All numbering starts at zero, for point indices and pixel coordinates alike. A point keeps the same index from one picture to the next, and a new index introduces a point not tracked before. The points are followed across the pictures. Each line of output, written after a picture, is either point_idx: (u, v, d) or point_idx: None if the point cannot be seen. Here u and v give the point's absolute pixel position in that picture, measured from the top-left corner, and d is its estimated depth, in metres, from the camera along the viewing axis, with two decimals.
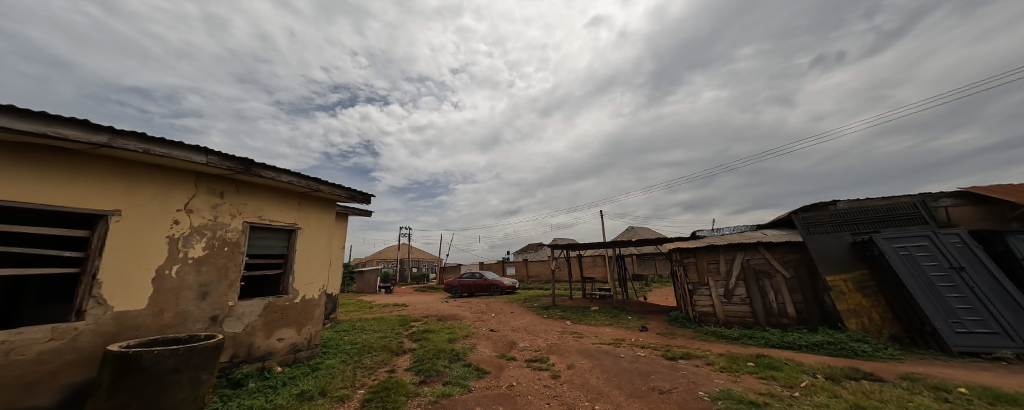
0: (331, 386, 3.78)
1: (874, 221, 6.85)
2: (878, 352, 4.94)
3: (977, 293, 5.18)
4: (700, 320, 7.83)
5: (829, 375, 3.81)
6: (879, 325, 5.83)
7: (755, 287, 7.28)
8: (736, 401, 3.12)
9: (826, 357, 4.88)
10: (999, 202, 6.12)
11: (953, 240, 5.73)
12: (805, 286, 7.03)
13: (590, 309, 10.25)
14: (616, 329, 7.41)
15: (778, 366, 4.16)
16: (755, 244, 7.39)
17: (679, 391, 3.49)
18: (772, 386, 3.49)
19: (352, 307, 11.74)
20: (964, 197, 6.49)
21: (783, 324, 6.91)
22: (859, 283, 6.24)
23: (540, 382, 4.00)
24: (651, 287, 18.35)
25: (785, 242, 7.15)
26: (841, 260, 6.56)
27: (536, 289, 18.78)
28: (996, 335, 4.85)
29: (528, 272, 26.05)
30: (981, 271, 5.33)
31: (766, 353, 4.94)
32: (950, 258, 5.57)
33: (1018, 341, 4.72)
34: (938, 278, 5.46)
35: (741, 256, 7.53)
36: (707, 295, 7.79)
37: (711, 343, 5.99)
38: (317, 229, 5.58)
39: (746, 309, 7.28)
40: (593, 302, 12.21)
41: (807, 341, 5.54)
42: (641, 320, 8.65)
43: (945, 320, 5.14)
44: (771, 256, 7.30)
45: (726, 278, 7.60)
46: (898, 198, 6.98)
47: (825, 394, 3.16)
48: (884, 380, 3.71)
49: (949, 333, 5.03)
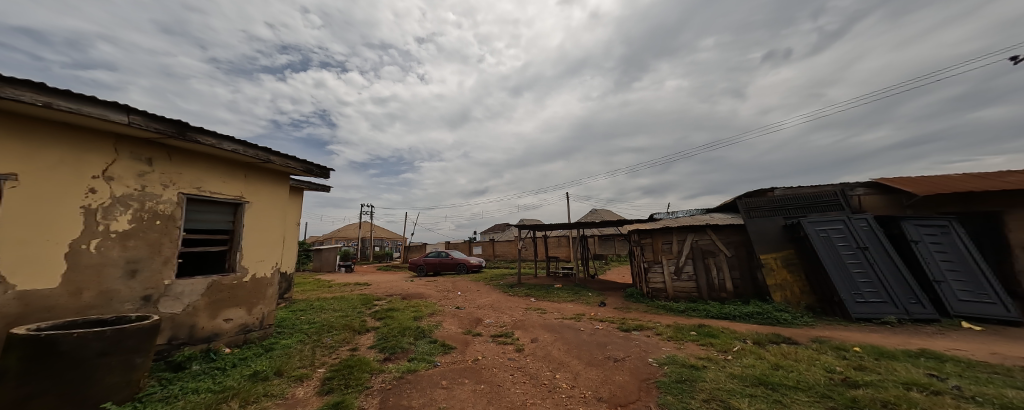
0: (288, 366, 3.59)
1: (803, 207, 7.72)
2: (795, 320, 5.75)
3: (875, 269, 6.15)
4: (652, 295, 8.46)
5: (756, 340, 4.35)
6: (799, 297, 6.77)
7: (701, 265, 8.02)
8: (680, 365, 3.48)
9: (755, 325, 5.59)
10: (899, 192, 7.28)
11: (862, 223, 6.69)
12: (743, 264, 7.86)
13: (553, 287, 10.72)
14: (577, 305, 7.81)
15: (716, 334, 4.66)
16: (704, 226, 8.07)
17: (631, 359, 3.80)
18: (710, 351, 3.92)
19: (309, 286, 11.19)
20: (874, 187, 7.57)
21: (721, 297, 7.75)
22: (786, 260, 7.14)
23: (504, 356, 4.13)
24: (610, 266, 19.61)
25: (729, 225, 7.88)
26: (774, 240, 7.39)
27: (502, 268, 19.05)
28: (885, 303, 5.85)
29: (495, 251, 26.26)
30: (880, 250, 6.33)
31: (706, 323, 5.51)
32: (858, 239, 6.52)
33: (899, 308, 5.75)
34: (848, 256, 6.39)
35: (691, 237, 8.19)
36: (660, 273, 8.40)
37: (661, 316, 6.54)
38: (267, 203, 5.06)
39: (692, 285, 8.04)
40: (556, 280, 12.71)
41: (740, 312, 6.27)
42: (600, 296, 9.20)
43: (849, 292, 6.05)
44: (717, 237, 8.05)
45: (677, 257, 8.25)
46: (824, 187, 7.94)
47: (752, 356, 3.62)
48: (798, 342, 4.34)
49: (852, 303, 5.94)
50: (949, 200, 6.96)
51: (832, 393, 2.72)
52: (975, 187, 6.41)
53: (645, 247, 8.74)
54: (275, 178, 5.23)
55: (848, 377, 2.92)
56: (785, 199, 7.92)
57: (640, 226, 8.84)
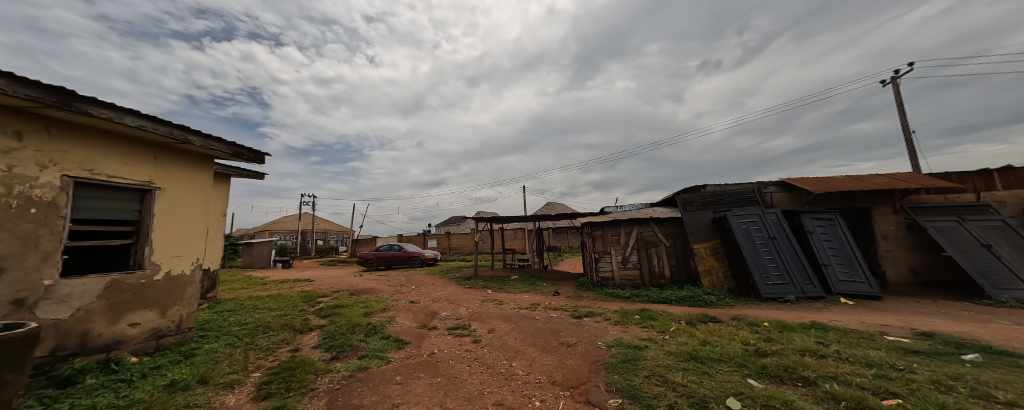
0: (214, 372, 3.12)
1: (729, 202, 8.78)
2: (720, 301, 6.59)
3: (781, 256, 7.28)
4: (601, 283, 9.02)
5: (689, 320, 4.89)
6: (722, 281, 7.77)
7: (644, 254, 8.76)
8: (626, 346, 3.77)
9: (688, 307, 6.28)
10: (799, 190, 8.67)
11: (773, 217, 7.85)
12: (679, 253, 8.74)
13: (510, 278, 10.87)
14: (533, 295, 8.03)
15: (655, 317, 5.13)
16: (648, 219, 8.79)
17: (583, 343, 4.01)
18: (651, 332, 4.31)
19: (236, 284, 9.87)
20: (782, 186, 8.91)
21: (660, 283, 8.57)
22: (713, 249, 8.10)
23: (461, 347, 4.08)
24: (563, 257, 20.49)
25: (669, 218, 8.69)
26: (705, 231, 8.34)
27: (457, 261, 18.79)
28: (787, 285, 6.96)
29: (449, 244, 25.77)
30: (785, 240, 7.49)
31: (648, 307, 6.04)
32: (770, 230, 7.64)
33: (796, 288, 6.88)
34: (762, 245, 7.45)
35: (636, 229, 8.88)
36: (608, 262, 8.98)
37: (609, 302, 7.02)
38: (186, 189, 4.29)
39: (636, 273, 8.75)
40: (512, 272, 12.92)
41: (676, 296, 6.99)
42: (553, 285, 9.56)
43: (761, 275, 7.08)
44: (658, 229, 8.83)
45: (624, 247, 8.88)
46: (745, 185, 9.12)
47: (686, 334, 4.05)
48: (721, 320, 4.98)
49: (763, 285, 6.97)
50: (834, 197, 8.47)
51: (749, 362, 3.17)
52: (853, 187, 7.85)
53: (597, 238, 9.25)
54: (195, 161, 4.46)
55: (760, 348, 3.43)
56: (715, 194, 8.94)
57: (592, 219, 9.32)
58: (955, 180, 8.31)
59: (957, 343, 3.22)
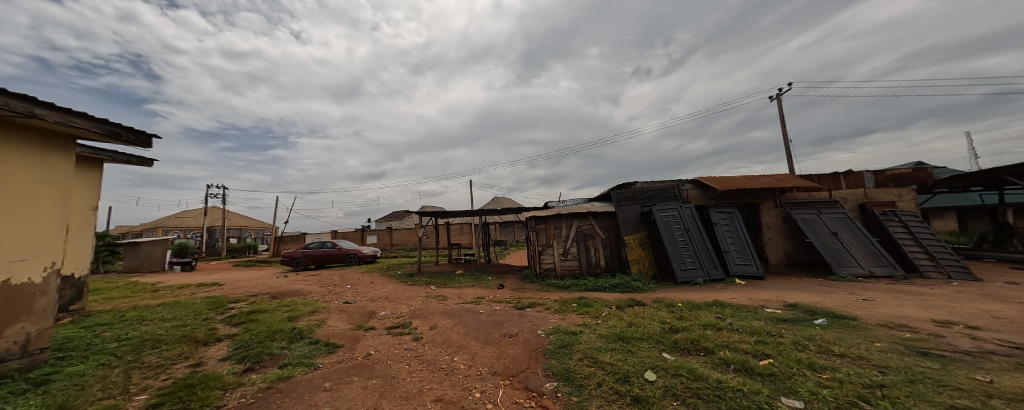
0: (79, 401, 2.54)
1: (654, 197, 9.76)
2: (644, 286, 7.36)
3: (694, 244, 8.36)
4: (543, 275, 9.41)
5: (619, 305, 5.36)
6: (648, 268, 8.68)
7: (583, 246, 9.35)
8: (563, 333, 4.00)
9: (619, 293, 6.89)
10: (709, 187, 10.01)
11: (688, 211, 8.96)
12: (613, 244, 9.49)
13: (455, 273, 10.75)
14: (478, 289, 8.06)
15: (590, 304, 5.53)
16: (586, 213, 9.38)
17: (524, 333, 4.15)
18: (586, 318, 4.63)
19: (115, 292, 8.14)
20: (696, 183, 10.19)
21: (596, 272, 9.25)
22: (641, 240, 8.99)
23: (400, 347, 3.93)
24: (510, 251, 20.87)
25: (605, 212, 9.39)
26: (634, 224, 9.20)
27: (400, 258, 17.99)
28: (698, 269, 8.03)
29: (392, 240, 24.57)
30: (697, 231, 8.62)
31: (584, 295, 6.48)
32: (686, 222, 8.71)
33: (705, 272, 7.98)
34: (679, 235, 8.47)
35: (576, 222, 9.41)
36: (551, 254, 9.39)
37: (550, 292, 7.37)
38: (31, 177, 3.36)
39: (575, 264, 9.30)
40: (457, 266, 12.81)
41: (609, 284, 7.61)
42: (499, 279, 9.72)
43: (678, 262, 8.06)
44: (595, 222, 9.47)
45: (565, 240, 9.37)
46: (668, 182, 10.23)
47: (615, 318, 4.43)
48: (645, 303, 5.55)
49: (679, 271, 7.94)
50: (733, 194, 9.95)
51: (664, 339, 3.61)
52: (747, 185, 9.31)
53: (540, 232, 9.60)
54: (44, 140, 3.50)
55: (674, 325, 3.91)
56: (643, 190, 9.87)
57: (536, 213, 9.63)
58: (816, 180, 10.29)
59: (812, 311, 4.07)
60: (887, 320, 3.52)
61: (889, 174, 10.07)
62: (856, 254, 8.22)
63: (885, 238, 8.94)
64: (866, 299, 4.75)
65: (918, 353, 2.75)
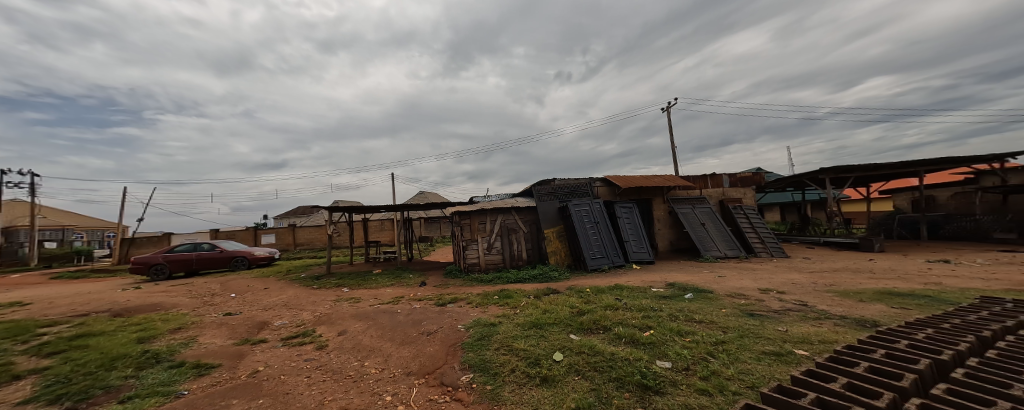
0: None
1: (571, 193, 10.61)
2: (560, 276, 8.03)
3: (602, 236, 9.41)
4: (468, 269, 9.44)
5: (537, 295, 5.70)
6: (563, 259, 9.52)
7: (506, 240, 9.68)
8: (482, 325, 4.09)
9: (539, 284, 7.36)
10: (614, 185, 11.34)
11: (598, 205, 10.02)
12: (534, 237, 10.01)
13: (372, 273, 9.97)
14: (396, 288, 7.67)
15: (512, 295, 5.76)
16: (510, 208, 9.71)
17: (444, 329, 4.11)
18: (506, 309, 4.81)
19: None
20: (604, 181, 11.43)
21: (519, 265, 9.69)
22: (558, 233, 9.78)
23: (299, 358, 3.50)
24: (435, 248, 20.27)
25: (527, 207, 9.88)
26: (552, 218, 9.92)
27: (306, 259, 15.95)
28: (605, 258, 9.08)
29: (296, 239, 21.67)
30: (605, 223, 9.70)
31: (507, 288, 6.71)
32: (596, 216, 9.73)
33: (610, 259, 9.08)
34: (591, 228, 9.43)
35: (500, 217, 9.66)
36: (475, 249, 9.46)
37: (472, 287, 7.44)
38: None
39: (499, 257, 9.57)
40: (375, 266, 11.97)
41: (529, 275, 8.06)
42: (421, 276, 9.42)
43: (588, 252, 8.98)
44: (518, 216, 9.88)
45: (489, 234, 9.55)
46: (582, 179, 11.22)
47: (532, 307, 4.69)
48: (559, 291, 6.01)
49: (589, 259, 8.86)
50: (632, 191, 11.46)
51: (572, 322, 4.00)
52: (643, 183, 10.82)
53: (464, 227, 9.57)
54: None
55: (581, 309, 4.35)
56: (561, 186, 10.64)
57: (461, 208, 9.57)
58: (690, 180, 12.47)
59: (685, 287, 4.95)
60: (732, 291, 4.49)
61: (738, 176, 12.81)
62: (716, 240, 10.25)
63: (734, 227, 11.39)
64: (720, 275, 6.01)
65: (749, 314, 3.57)
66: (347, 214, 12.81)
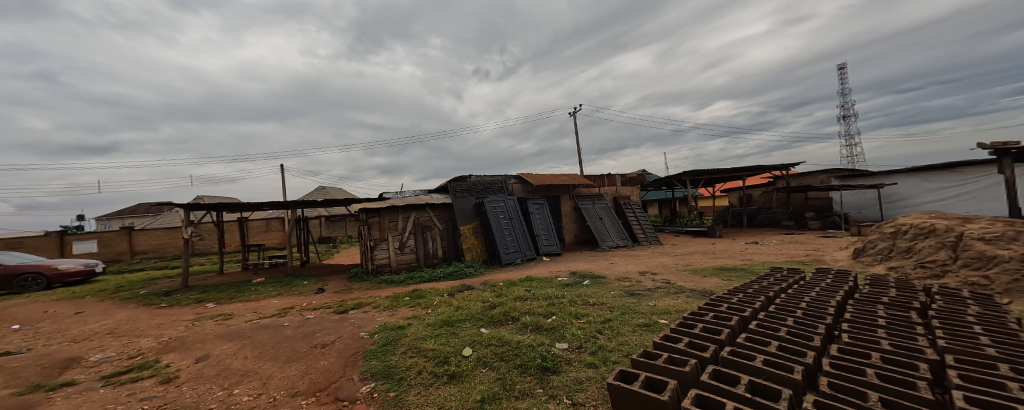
0: None
1: (488, 190, 10.81)
2: (475, 271, 8.22)
3: (516, 231, 9.96)
4: (377, 271, 8.74)
5: (450, 292, 5.66)
6: (479, 255, 9.77)
7: (420, 238, 9.34)
8: (388, 329, 3.88)
9: (453, 281, 7.38)
10: (526, 182, 12.07)
11: (512, 202, 10.53)
12: (450, 234, 9.96)
13: (253, 282, 8.41)
14: (284, 298, 6.64)
15: (424, 295, 5.60)
16: (424, 205, 9.41)
17: (342, 339, 3.74)
18: (416, 310, 4.65)
19: None
20: (518, 178, 12.06)
21: (434, 263, 9.48)
22: (474, 229, 9.96)
23: (134, 398, 2.73)
24: (338, 250, 18.03)
25: (442, 203, 9.75)
26: (469, 214, 10.04)
27: (151, 271, 12.49)
28: (518, 252, 9.61)
29: (132, 247, 16.71)
30: (518, 219, 10.28)
31: (419, 288, 6.50)
32: (510, 212, 10.23)
33: (523, 253, 9.68)
34: (505, 224, 9.88)
35: (413, 215, 9.26)
36: (385, 249, 8.84)
37: (381, 289, 6.96)
38: None
39: (412, 256, 9.17)
40: (257, 273, 10.11)
41: (444, 273, 7.98)
42: (318, 282, 8.37)
43: (503, 247, 9.38)
44: (433, 214, 9.66)
45: (401, 233, 9.06)
46: (497, 176, 11.57)
47: (445, 305, 4.65)
48: (474, 287, 6.09)
49: (504, 254, 9.26)
50: (543, 188, 12.39)
51: (483, 316, 4.11)
52: (552, 181, 11.81)
53: (372, 226, 8.82)
54: None
55: (493, 302, 4.50)
56: (477, 183, 10.80)
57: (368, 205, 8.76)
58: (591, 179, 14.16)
59: (584, 275, 5.57)
60: (620, 275, 5.26)
61: (627, 177, 15.13)
62: (610, 232, 11.83)
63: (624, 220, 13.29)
64: (612, 262, 6.97)
65: (631, 294, 4.23)
66: (215, 213, 10.39)
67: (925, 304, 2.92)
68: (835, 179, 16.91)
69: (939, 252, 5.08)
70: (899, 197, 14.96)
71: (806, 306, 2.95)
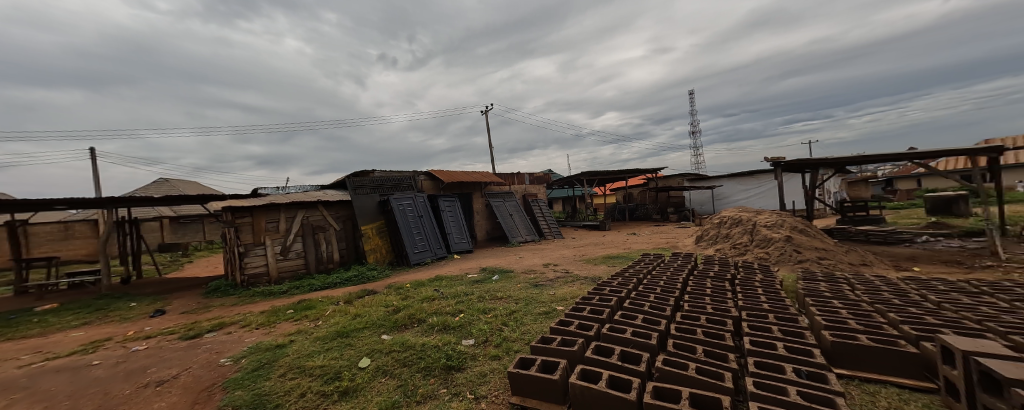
0: None
1: (394, 186, 10.19)
2: (379, 274, 7.67)
3: (425, 229, 9.68)
4: (248, 284, 7.13)
5: (347, 299, 5.11)
6: (384, 256, 9.17)
7: (311, 241, 8.15)
8: (262, 351, 3.29)
9: (350, 286, 6.72)
10: (437, 179, 11.83)
11: (421, 200, 10.19)
12: (349, 235, 9.09)
13: (34, 312, 5.94)
14: (95, 329, 4.90)
15: (314, 305, 4.91)
16: (315, 202, 8.30)
17: (192, 371, 2.99)
18: (302, 324, 4.05)
19: None
20: (428, 175, 11.73)
21: (328, 268, 8.40)
22: (378, 228, 9.33)
23: None
24: (191, 259, 14.23)
25: (338, 201, 8.80)
26: (371, 212, 9.34)
27: None
28: (428, 251, 9.36)
29: None
30: (428, 217, 10.01)
31: (307, 297, 5.68)
32: (419, 210, 9.88)
33: (433, 252, 9.47)
34: (414, 222, 9.48)
35: (301, 214, 8.04)
36: (261, 255, 7.36)
37: (256, 303, 5.82)
38: None
39: (300, 262, 7.91)
40: (42, 298, 7.17)
41: (340, 279, 7.17)
42: (156, 303, 6.44)
43: (411, 247, 8.96)
44: (327, 212, 8.62)
45: (284, 235, 7.73)
46: (405, 173, 10.99)
47: (339, 315, 4.18)
48: (376, 292, 5.65)
49: (412, 254, 8.87)
50: (455, 185, 12.34)
51: (386, 321, 3.86)
52: (464, 179, 11.86)
53: (241, 228, 7.20)
54: None
55: (398, 306, 4.27)
56: (381, 179, 10.07)
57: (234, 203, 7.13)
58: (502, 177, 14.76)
59: (493, 270, 5.75)
60: (527, 268, 5.62)
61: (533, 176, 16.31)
62: (519, 228, 12.52)
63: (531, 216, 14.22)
64: (520, 256, 7.40)
65: (536, 285, 4.55)
66: None
67: (732, 274, 4.02)
68: (687, 181, 21.55)
69: (743, 235, 6.98)
70: (722, 195, 19.95)
71: (662, 284, 3.72)
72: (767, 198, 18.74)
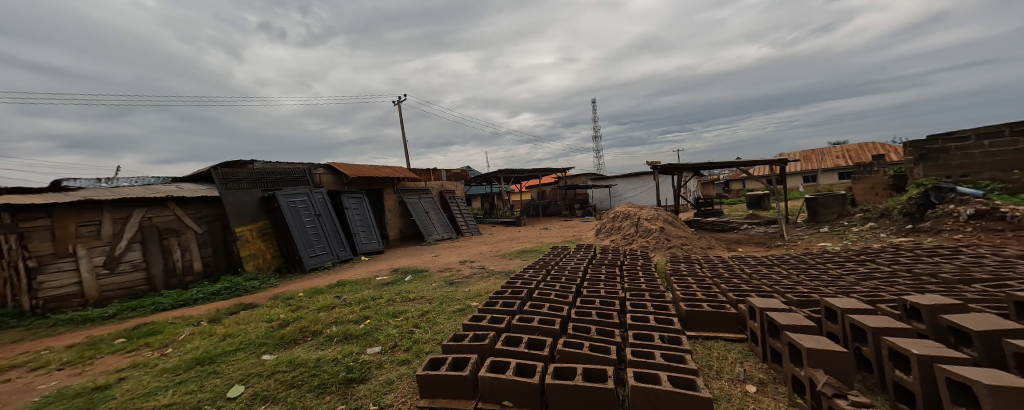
0: None
1: (282, 181, 8.80)
2: (261, 285, 6.49)
3: (324, 230, 8.58)
4: (47, 310, 5.16)
5: (213, 318, 4.17)
6: (269, 262, 7.79)
7: (156, 248, 6.37)
8: (69, 397, 2.43)
9: (218, 301, 5.51)
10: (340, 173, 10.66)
11: (319, 196, 9.00)
12: (217, 240, 7.46)
13: None
14: None
15: (162, 329, 3.86)
16: (163, 199, 6.57)
17: None
18: (141, 355, 3.15)
19: None
20: (329, 169, 10.47)
21: (185, 282, 6.70)
22: (260, 230, 7.88)
23: None
24: None
25: (199, 198, 7.12)
26: (249, 211, 7.83)
27: None
28: (328, 254, 8.33)
29: None
30: (328, 216, 8.91)
31: (151, 320, 4.43)
32: (316, 208, 8.71)
33: (334, 255, 8.46)
34: (308, 221, 8.30)
35: (139, 214, 6.24)
36: (68, 271, 5.39)
37: (64, 335, 4.27)
38: None
39: (138, 276, 6.08)
40: None
41: (204, 293, 5.81)
42: None
43: (305, 250, 7.83)
44: (183, 212, 6.91)
45: (110, 243, 5.84)
46: (296, 166, 9.52)
47: (200, 337, 3.39)
48: (256, 305, 4.76)
49: (307, 258, 7.76)
50: (362, 181, 11.31)
51: (269, 338, 3.31)
52: (373, 174, 10.97)
53: (31, 234, 5.17)
54: None
55: (286, 319, 3.70)
56: (263, 172, 8.51)
57: (11, 199, 5.05)
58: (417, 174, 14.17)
59: (405, 270, 5.47)
60: (442, 266, 5.52)
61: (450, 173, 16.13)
62: (437, 226, 12.20)
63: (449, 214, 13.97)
64: (436, 255, 7.23)
65: (451, 283, 4.51)
66: None
67: (621, 261, 4.70)
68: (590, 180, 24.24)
69: (631, 227, 8.20)
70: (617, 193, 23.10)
71: (566, 274, 4.11)
72: (648, 195, 22.41)
